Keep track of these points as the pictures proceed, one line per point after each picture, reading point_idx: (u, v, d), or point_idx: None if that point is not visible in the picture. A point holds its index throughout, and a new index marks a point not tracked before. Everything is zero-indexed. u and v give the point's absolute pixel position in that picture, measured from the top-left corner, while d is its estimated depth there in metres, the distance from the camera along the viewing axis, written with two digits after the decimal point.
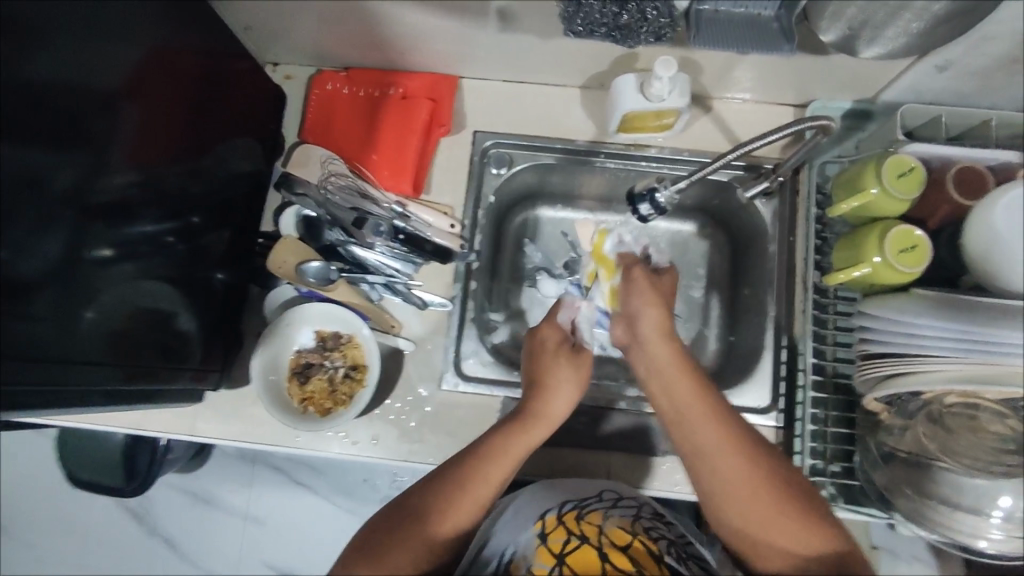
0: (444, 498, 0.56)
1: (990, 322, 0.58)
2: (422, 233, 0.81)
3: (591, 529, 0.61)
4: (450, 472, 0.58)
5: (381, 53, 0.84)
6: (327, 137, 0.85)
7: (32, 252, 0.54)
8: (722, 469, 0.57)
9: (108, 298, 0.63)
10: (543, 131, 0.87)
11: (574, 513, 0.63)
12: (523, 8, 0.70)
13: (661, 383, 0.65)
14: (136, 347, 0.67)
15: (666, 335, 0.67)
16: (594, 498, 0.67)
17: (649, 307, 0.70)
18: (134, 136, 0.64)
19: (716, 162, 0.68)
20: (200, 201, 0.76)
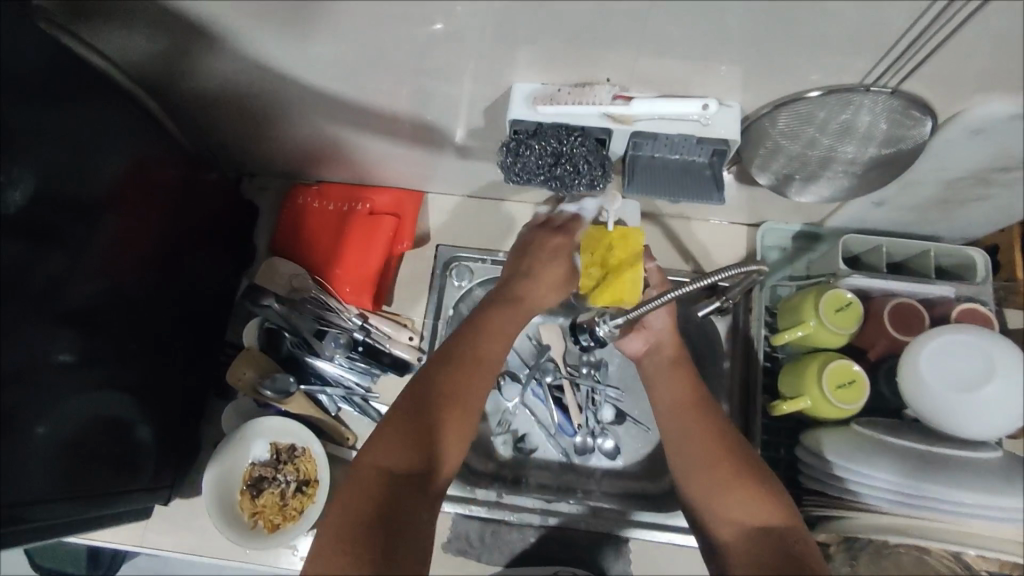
0: (451, 373, 0.64)
1: (923, 475, 0.58)
2: (380, 345, 0.84)
3: None
4: (457, 375, 0.64)
5: (350, 172, 0.89)
6: (295, 249, 0.89)
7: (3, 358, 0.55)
8: (685, 438, 0.67)
9: (64, 411, 0.63)
10: (503, 246, 0.91)
11: None
12: (477, 141, 0.75)
13: (659, 378, 0.75)
14: (92, 461, 0.68)
15: (677, 348, 0.77)
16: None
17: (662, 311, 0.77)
18: (109, 246, 0.66)
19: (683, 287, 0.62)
20: (161, 315, 0.77)
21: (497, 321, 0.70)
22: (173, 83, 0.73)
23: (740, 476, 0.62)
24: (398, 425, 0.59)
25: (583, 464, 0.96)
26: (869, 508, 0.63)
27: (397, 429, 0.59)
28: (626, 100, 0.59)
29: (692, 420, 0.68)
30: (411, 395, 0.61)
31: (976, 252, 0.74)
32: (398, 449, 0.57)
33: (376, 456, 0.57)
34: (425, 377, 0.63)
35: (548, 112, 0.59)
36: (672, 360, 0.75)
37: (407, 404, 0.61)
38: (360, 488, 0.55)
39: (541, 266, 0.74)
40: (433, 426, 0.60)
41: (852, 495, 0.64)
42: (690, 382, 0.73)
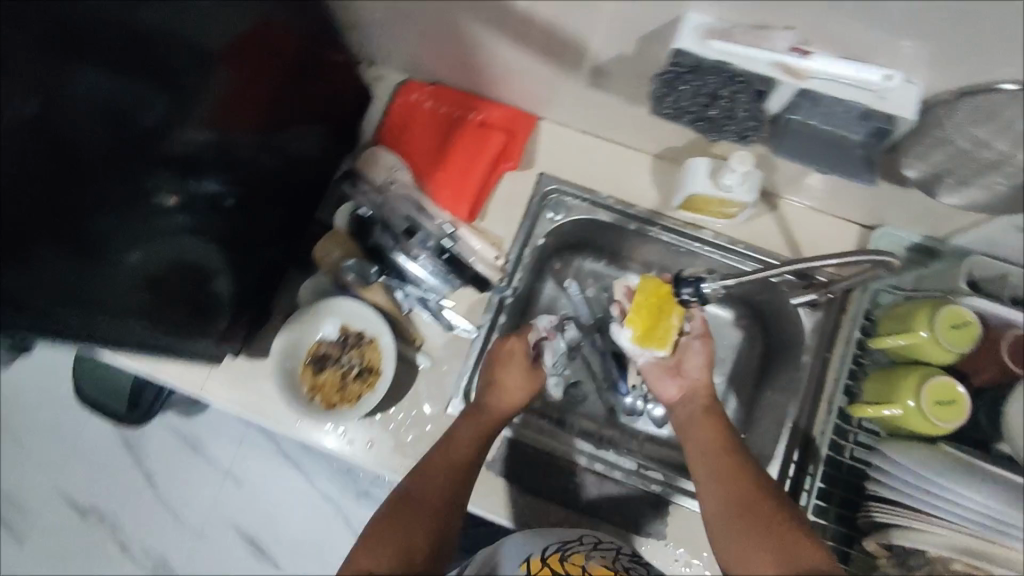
0: (429, 479, 0.65)
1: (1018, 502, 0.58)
2: (465, 257, 0.83)
3: (574, 568, 0.65)
4: (422, 484, 0.65)
5: (472, 79, 0.86)
6: (401, 144, 0.88)
7: (93, 179, 0.60)
8: (710, 490, 0.64)
9: (158, 245, 0.68)
10: (606, 189, 0.88)
11: (557, 556, 0.66)
12: (618, 68, 0.71)
13: (692, 422, 0.73)
14: (167, 300, 0.69)
15: (710, 393, 0.76)
16: (575, 541, 0.71)
17: (695, 358, 0.79)
18: (222, 100, 0.70)
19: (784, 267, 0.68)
20: (261, 176, 0.77)
21: (464, 430, 0.71)
22: None
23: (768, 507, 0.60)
24: (371, 545, 0.59)
25: (629, 424, 0.95)
26: (943, 527, 0.61)
27: (381, 534, 0.60)
28: (804, 54, 0.55)
29: (719, 452, 0.67)
30: (390, 507, 0.63)
31: None
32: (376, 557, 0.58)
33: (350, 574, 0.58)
34: (401, 494, 0.64)
35: (718, 48, 0.56)
36: (705, 404, 0.74)
37: (381, 519, 0.62)
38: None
39: (501, 372, 0.76)
40: (410, 538, 0.60)
41: (927, 503, 0.63)
42: (721, 429, 0.70)
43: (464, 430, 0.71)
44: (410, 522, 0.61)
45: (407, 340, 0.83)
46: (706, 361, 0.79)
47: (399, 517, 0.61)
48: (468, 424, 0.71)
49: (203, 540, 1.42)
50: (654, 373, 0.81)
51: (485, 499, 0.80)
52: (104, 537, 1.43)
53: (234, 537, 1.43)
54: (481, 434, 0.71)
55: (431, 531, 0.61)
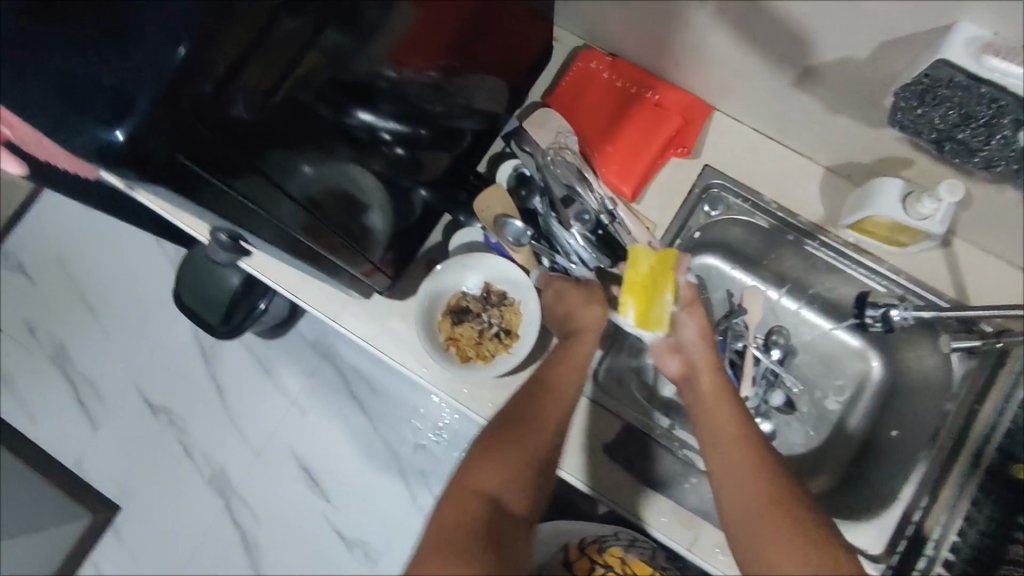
0: (537, 406, 0.66)
1: None
2: (620, 238, 0.81)
3: (613, 560, 0.85)
4: (529, 403, 0.67)
5: (657, 56, 0.84)
6: (571, 110, 0.85)
7: (270, 106, 0.50)
8: (736, 478, 0.61)
9: (325, 168, 0.62)
10: (770, 193, 0.85)
11: (598, 548, 0.87)
12: (838, 72, 0.68)
13: (701, 407, 0.69)
14: (330, 230, 0.67)
15: (715, 367, 0.71)
16: (614, 537, 0.92)
17: (694, 321, 0.74)
18: (407, 36, 0.58)
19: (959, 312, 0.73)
20: (436, 118, 0.75)
21: (571, 354, 0.72)
22: None
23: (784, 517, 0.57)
24: (476, 463, 0.61)
25: None
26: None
27: (492, 453, 0.62)
28: None
29: (732, 443, 0.63)
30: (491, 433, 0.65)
31: None
32: (484, 474, 0.60)
33: (455, 486, 0.60)
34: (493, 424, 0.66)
35: (993, 68, 0.52)
36: (713, 384, 0.70)
37: (483, 442, 0.64)
38: (444, 523, 0.57)
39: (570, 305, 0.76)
40: (513, 458, 0.62)
41: None
42: (737, 412, 0.66)
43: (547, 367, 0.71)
44: (528, 445, 0.63)
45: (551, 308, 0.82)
46: (703, 334, 0.74)
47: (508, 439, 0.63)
48: (579, 345, 0.73)
49: (261, 461, 1.45)
50: (659, 350, 0.77)
51: (597, 481, 0.78)
52: (169, 439, 1.48)
53: (290, 464, 1.45)
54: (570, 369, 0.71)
55: (541, 447, 0.63)
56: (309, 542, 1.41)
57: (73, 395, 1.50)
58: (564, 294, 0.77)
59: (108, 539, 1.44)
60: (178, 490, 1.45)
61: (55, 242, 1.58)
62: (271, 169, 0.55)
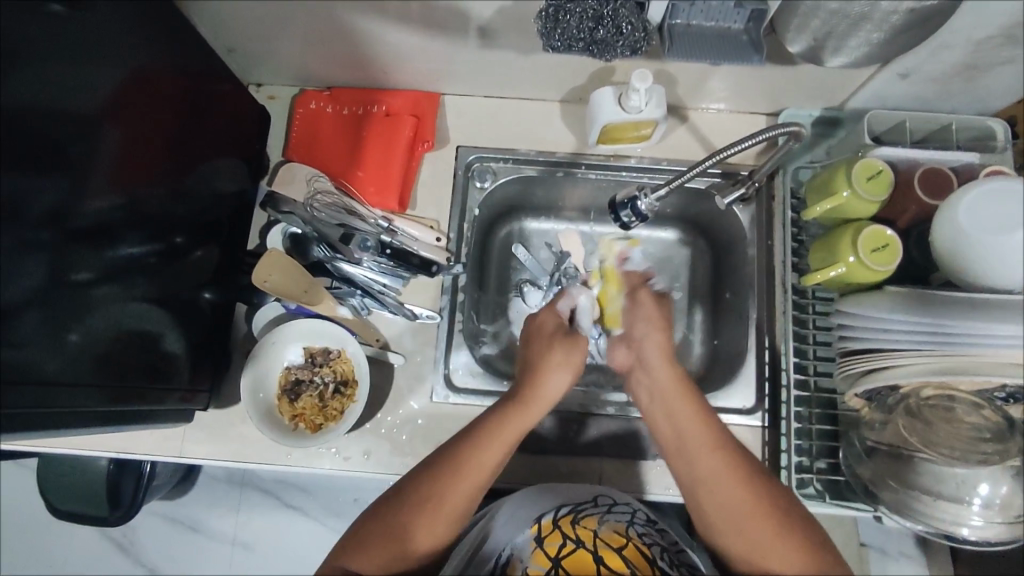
0: (468, 440, 0.62)
1: (963, 315, 0.63)
2: (409, 248, 0.81)
3: (586, 533, 0.63)
4: (474, 435, 0.63)
5: (365, 72, 0.86)
6: (311, 155, 0.86)
7: (12, 278, 0.53)
8: (702, 472, 0.60)
9: (94, 321, 0.62)
10: (524, 145, 0.89)
11: (570, 517, 0.65)
12: (503, 24, 0.73)
13: (658, 399, 0.66)
14: (122, 372, 0.66)
15: (667, 366, 0.67)
16: (589, 503, 0.69)
17: (656, 337, 0.70)
18: (115, 159, 0.63)
19: (694, 170, 0.72)
20: (183, 221, 0.75)
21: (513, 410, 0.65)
22: None
23: (794, 544, 0.56)
24: (425, 493, 0.60)
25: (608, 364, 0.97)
26: (909, 356, 0.67)
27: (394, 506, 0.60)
28: None
29: (701, 456, 0.61)
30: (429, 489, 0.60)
31: (995, 122, 0.75)
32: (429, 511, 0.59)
33: (387, 521, 0.59)
34: (467, 436, 0.63)
35: None
36: (659, 379, 0.67)
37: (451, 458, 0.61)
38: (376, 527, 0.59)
39: (549, 369, 0.69)
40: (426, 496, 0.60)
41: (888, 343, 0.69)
42: (698, 413, 0.63)
43: (518, 419, 0.64)
44: (466, 474, 0.60)
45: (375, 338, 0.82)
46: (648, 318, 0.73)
47: (431, 479, 0.60)
48: (549, 353, 0.70)
49: None
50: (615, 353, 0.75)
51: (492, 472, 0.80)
52: None
53: None
54: (523, 432, 0.64)
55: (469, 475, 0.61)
56: None
57: None
58: (538, 335, 0.73)
59: None
60: None
61: None
62: (39, 340, 0.56)
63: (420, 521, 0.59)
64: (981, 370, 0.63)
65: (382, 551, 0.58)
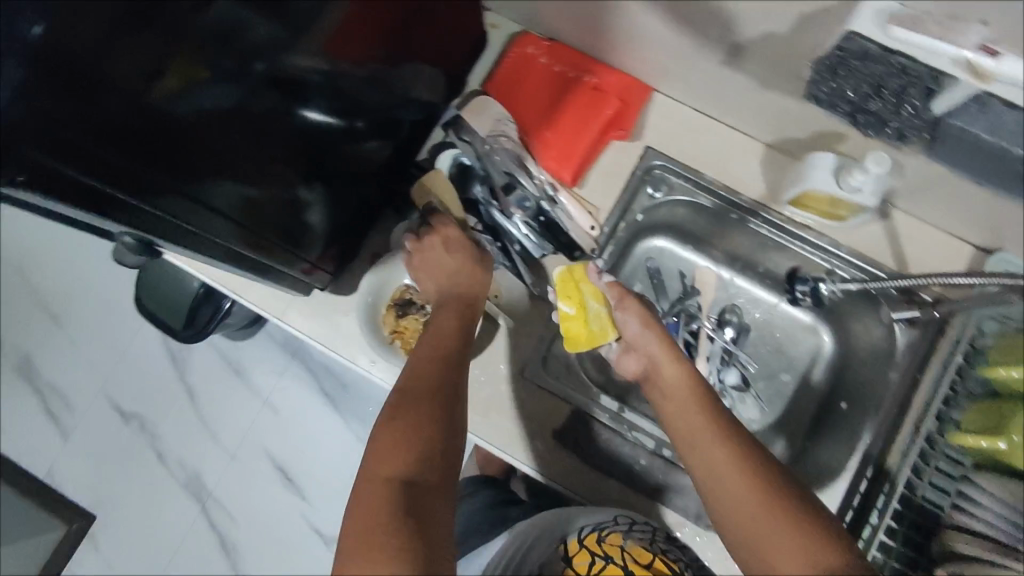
0: (429, 337, 0.67)
1: None
2: (561, 224, 0.82)
3: (613, 548, 0.68)
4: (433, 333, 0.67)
5: (593, 40, 0.83)
6: (508, 98, 0.86)
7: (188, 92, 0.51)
8: (717, 462, 0.55)
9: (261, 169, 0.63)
10: (711, 173, 0.85)
11: (595, 534, 0.69)
12: (763, 49, 0.68)
13: (670, 398, 0.64)
14: (263, 225, 0.67)
15: (672, 355, 0.68)
16: (610, 521, 0.70)
17: (654, 333, 0.71)
18: (338, 28, 0.63)
19: (900, 280, 0.74)
20: (369, 108, 0.75)
21: (443, 315, 0.70)
22: None
23: (789, 524, 0.49)
24: (410, 379, 0.60)
25: None
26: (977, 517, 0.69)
27: (397, 402, 0.57)
28: (992, 53, 0.49)
29: (709, 444, 0.57)
30: (416, 371, 0.61)
31: None
32: (426, 400, 0.57)
33: (397, 411, 0.55)
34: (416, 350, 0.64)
35: (899, 36, 0.52)
36: (689, 383, 0.65)
37: (417, 349, 0.64)
38: (388, 426, 0.54)
39: (448, 253, 0.76)
40: (419, 383, 0.59)
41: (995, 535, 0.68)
42: (708, 409, 0.61)
43: (455, 304, 0.72)
44: (443, 359, 0.63)
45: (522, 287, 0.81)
46: (642, 320, 0.73)
47: (414, 372, 0.61)
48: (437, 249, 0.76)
49: (236, 463, 1.42)
50: (618, 360, 0.75)
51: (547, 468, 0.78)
52: (142, 445, 1.44)
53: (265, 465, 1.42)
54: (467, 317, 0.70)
55: (441, 362, 0.63)
56: (284, 541, 1.38)
57: (41, 404, 1.47)
58: (428, 255, 0.76)
59: (84, 547, 1.40)
60: (152, 495, 1.42)
61: (12, 246, 1.54)
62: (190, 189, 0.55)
63: (417, 399, 0.57)
64: None
65: (402, 445, 0.52)
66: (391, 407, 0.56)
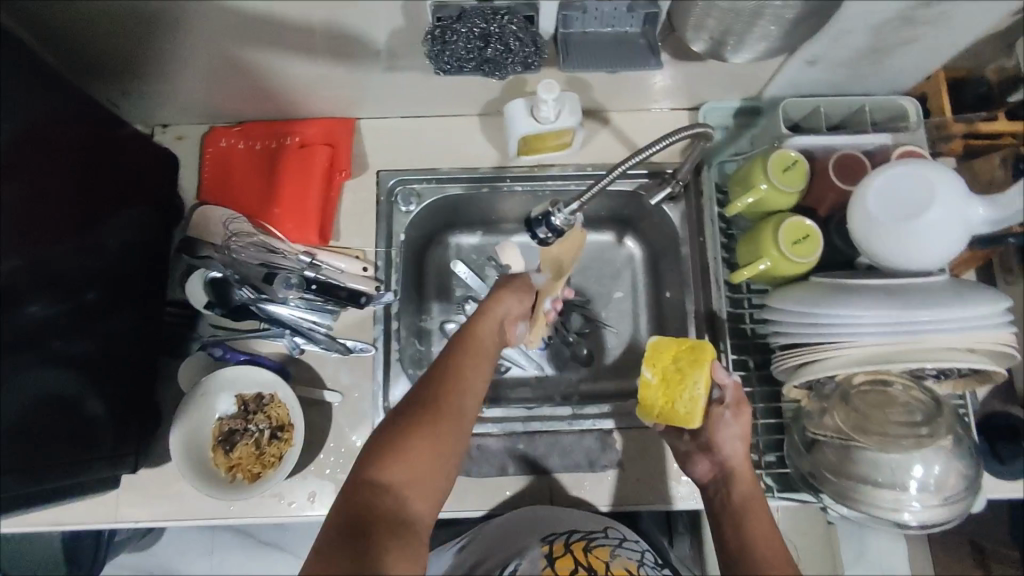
0: (441, 363, 0.61)
1: (917, 306, 0.61)
2: (334, 281, 0.80)
3: (598, 562, 0.64)
4: (446, 359, 0.61)
5: (272, 105, 0.83)
6: (225, 195, 0.84)
7: None
8: (760, 557, 0.56)
9: (3, 390, 0.58)
10: (447, 163, 0.87)
11: (582, 544, 0.66)
12: (400, 48, 0.70)
13: (744, 511, 0.61)
14: (36, 442, 0.62)
15: (752, 480, 0.63)
16: (601, 533, 0.70)
17: (744, 439, 0.64)
18: (11, 218, 0.59)
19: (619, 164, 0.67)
20: (96, 275, 0.71)
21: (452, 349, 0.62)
22: (37, 19, 0.63)
23: None
24: (391, 425, 0.56)
25: (557, 373, 0.95)
26: (848, 344, 0.64)
27: (396, 442, 0.54)
28: None
29: (770, 552, 0.57)
30: (397, 417, 0.56)
31: (907, 101, 0.76)
32: (429, 442, 0.54)
33: (378, 459, 0.53)
34: (450, 356, 0.61)
35: None
36: (755, 504, 0.61)
37: (438, 381, 0.59)
38: (378, 462, 0.53)
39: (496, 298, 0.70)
40: (410, 432, 0.55)
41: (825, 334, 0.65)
42: (774, 530, 0.59)
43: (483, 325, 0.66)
44: (459, 402, 0.58)
45: (556, 282, 0.82)
46: (742, 436, 0.64)
47: (417, 422, 0.55)
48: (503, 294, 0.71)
49: None
50: (685, 446, 0.69)
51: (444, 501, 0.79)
52: None
53: None
54: (483, 359, 0.63)
55: (465, 405, 0.59)
56: None
57: None
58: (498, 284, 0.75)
59: None
60: None
61: None
62: None
63: (418, 447, 0.54)
64: (918, 355, 0.62)
65: (357, 504, 0.50)
66: (360, 463, 0.53)
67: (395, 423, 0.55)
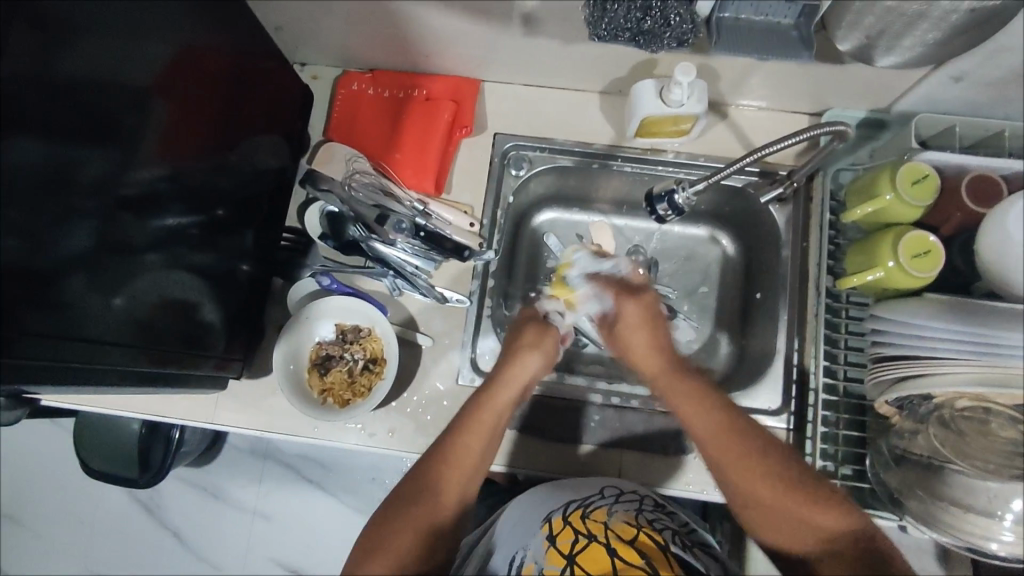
0: (449, 428, 0.65)
1: (990, 324, 0.61)
2: (442, 231, 0.83)
3: (596, 526, 0.62)
4: (456, 424, 0.65)
5: (407, 56, 0.87)
6: (351, 136, 0.89)
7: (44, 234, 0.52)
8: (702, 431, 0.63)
9: (141, 284, 0.63)
10: (562, 135, 0.89)
11: (579, 513, 0.63)
12: (547, 13, 0.73)
13: (667, 388, 0.68)
14: (162, 338, 0.67)
15: (653, 353, 0.71)
16: (595, 495, 0.68)
17: (643, 331, 0.73)
18: (165, 130, 0.64)
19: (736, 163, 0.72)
20: (227, 194, 0.76)
21: (463, 415, 0.65)
22: None
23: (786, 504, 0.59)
24: (397, 494, 0.61)
25: None
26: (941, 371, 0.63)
27: (399, 513, 0.60)
28: None
29: (719, 435, 0.63)
30: (404, 483, 0.62)
31: None
32: (422, 515, 0.59)
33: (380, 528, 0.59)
34: (451, 432, 0.64)
35: None
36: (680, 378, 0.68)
37: (439, 451, 0.63)
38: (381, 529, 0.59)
39: (523, 352, 0.72)
40: (413, 503, 0.60)
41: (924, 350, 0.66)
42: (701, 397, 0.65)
43: (504, 391, 0.68)
44: (455, 465, 0.62)
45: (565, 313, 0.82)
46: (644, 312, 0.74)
47: (415, 491, 0.61)
48: (524, 349, 0.73)
49: None
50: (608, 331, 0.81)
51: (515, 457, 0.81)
52: None
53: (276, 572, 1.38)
54: (495, 426, 0.66)
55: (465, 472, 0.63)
56: None
57: None
58: (521, 329, 0.76)
59: None
60: None
61: None
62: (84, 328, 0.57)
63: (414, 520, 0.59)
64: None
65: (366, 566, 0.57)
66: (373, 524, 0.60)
67: (396, 500, 0.61)
